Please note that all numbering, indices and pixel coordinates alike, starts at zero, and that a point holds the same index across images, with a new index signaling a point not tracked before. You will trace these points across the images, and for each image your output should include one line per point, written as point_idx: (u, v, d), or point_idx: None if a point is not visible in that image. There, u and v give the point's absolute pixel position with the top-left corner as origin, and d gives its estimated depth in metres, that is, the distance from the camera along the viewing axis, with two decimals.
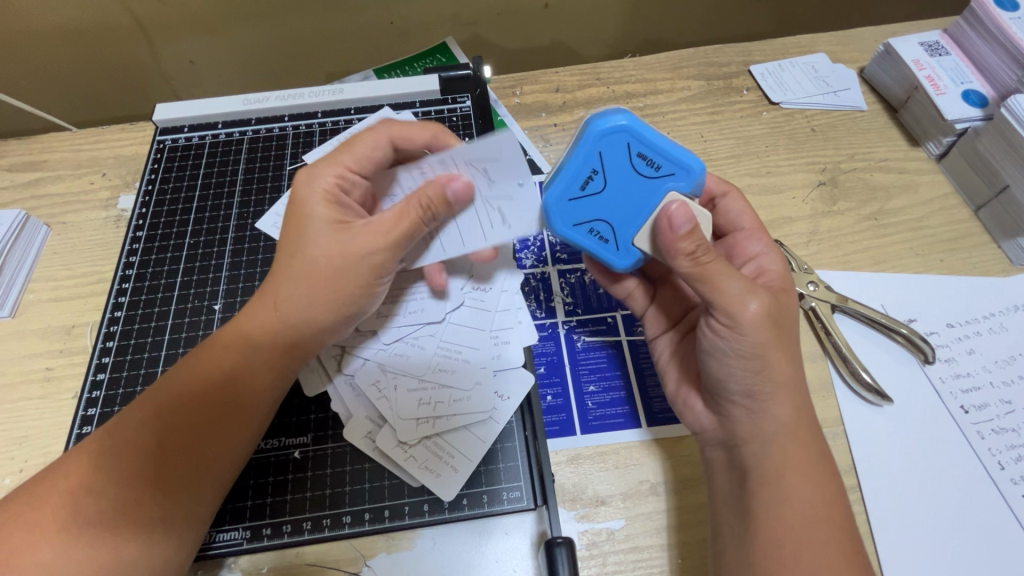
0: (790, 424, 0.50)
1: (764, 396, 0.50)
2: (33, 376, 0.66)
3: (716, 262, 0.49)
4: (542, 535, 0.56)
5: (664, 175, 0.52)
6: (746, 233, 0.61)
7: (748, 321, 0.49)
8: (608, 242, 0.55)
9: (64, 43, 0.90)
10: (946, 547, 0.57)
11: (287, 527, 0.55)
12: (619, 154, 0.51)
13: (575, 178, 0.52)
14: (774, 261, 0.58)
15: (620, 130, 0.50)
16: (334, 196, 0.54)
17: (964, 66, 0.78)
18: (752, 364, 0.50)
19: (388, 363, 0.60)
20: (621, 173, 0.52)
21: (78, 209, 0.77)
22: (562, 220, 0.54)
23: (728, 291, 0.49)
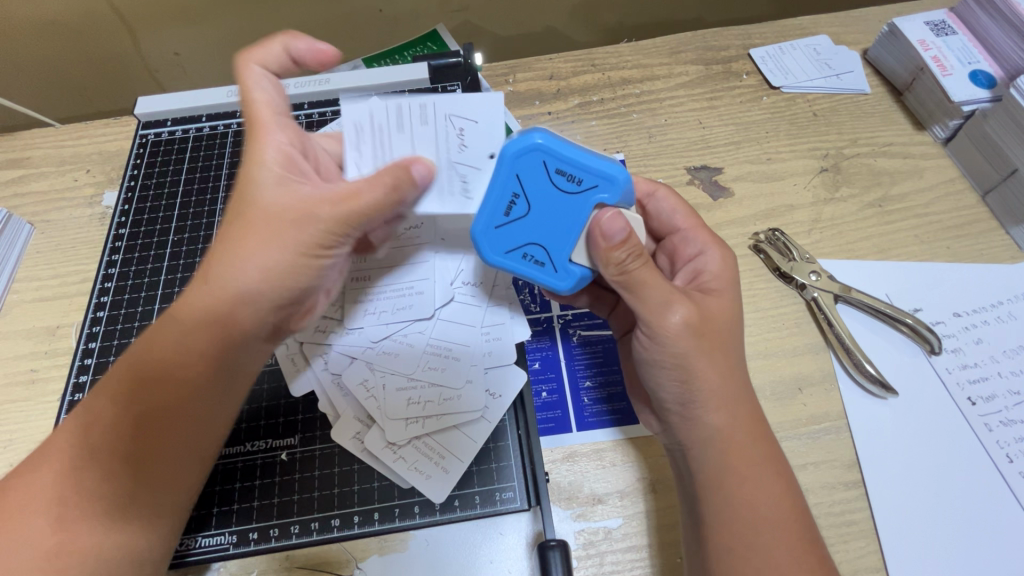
0: (725, 433, 0.48)
1: (695, 405, 0.49)
2: (17, 378, 0.65)
3: (647, 275, 0.47)
4: (538, 536, 0.54)
5: (589, 187, 0.49)
6: (682, 233, 0.57)
7: (666, 331, 0.48)
8: (544, 264, 0.51)
9: (46, 38, 0.88)
10: (952, 543, 0.56)
11: (274, 531, 0.54)
12: (537, 173, 0.49)
13: (497, 206, 0.50)
14: (713, 260, 0.54)
15: (530, 149, 0.48)
16: (283, 159, 0.51)
17: (972, 45, 0.75)
18: (677, 373, 0.49)
19: (376, 362, 0.58)
20: (541, 191, 0.49)
21: (62, 207, 0.76)
22: (493, 248, 0.52)
23: (649, 299, 0.48)
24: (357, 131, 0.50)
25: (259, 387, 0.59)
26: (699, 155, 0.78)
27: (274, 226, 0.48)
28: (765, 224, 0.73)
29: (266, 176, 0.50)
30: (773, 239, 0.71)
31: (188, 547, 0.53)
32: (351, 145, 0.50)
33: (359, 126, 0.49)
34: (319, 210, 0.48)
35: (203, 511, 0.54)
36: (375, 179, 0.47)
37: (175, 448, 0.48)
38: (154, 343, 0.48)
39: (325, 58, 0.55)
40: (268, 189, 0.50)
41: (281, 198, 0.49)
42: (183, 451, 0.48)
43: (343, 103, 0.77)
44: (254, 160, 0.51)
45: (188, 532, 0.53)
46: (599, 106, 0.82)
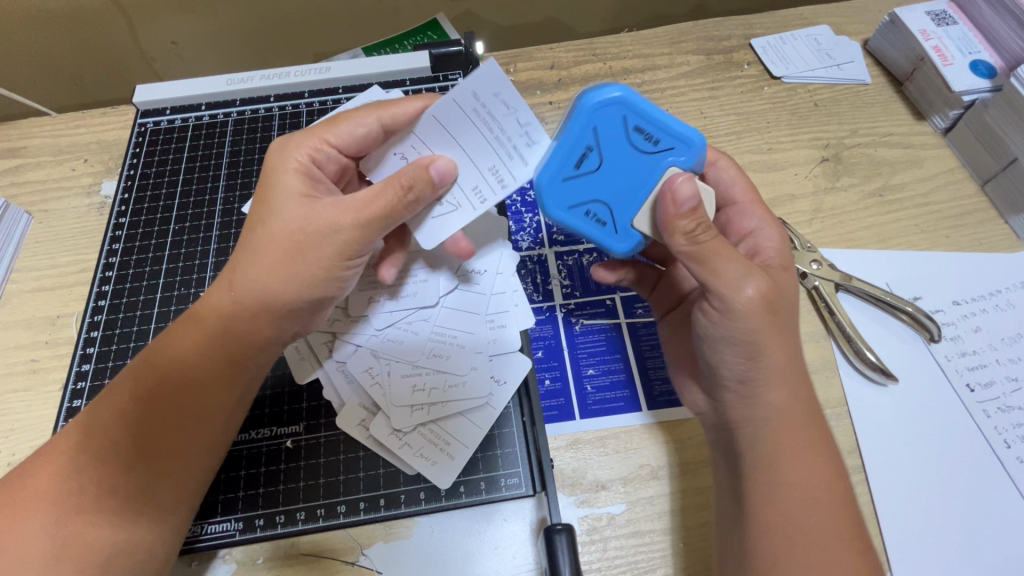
0: (786, 412, 0.48)
1: (756, 382, 0.48)
2: (17, 368, 0.65)
3: (720, 247, 0.47)
4: (542, 521, 0.55)
5: (665, 149, 0.49)
6: (739, 206, 0.57)
7: (740, 307, 0.47)
8: (605, 224, 0.52)
9: (41, 28, 0.87)
10: (952, 528, 0.56)
11: (280, 518, 0.54)
12: (616, 128, 0.48)
13: (567, 155, 0.49)
14: (769, 236, 0.54)
15: (614, 102, 0.47)
16: (307, 171, 0.53)
17: (972, 35, 0.75)
18: (744, 350, 0.48)
19: (381, 349, 0.58)
20: (618, 149, 0.49)
21: (60, 196, 0.75)
22: (556, 200, 0.51)
23: (726, 273, 0.47)
24: (477, 104, 0.47)
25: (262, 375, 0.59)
26: None
27: (295, 240, 0.50)
28: None
29: (286, 189, 0.51)
30: None
31: (193, 535, 0.53)
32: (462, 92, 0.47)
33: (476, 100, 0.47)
34: (340, 220, 0.49)
35: (207, 499, 0.54)
36: (392, 180, 0.49)
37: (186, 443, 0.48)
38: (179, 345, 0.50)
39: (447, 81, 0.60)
40: (288, 195, 0.51)
41: (294, 202, 0.51)
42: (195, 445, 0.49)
43: (343, 92, 0.76)
44: (279, 169, 0.53)
45: None
46: None
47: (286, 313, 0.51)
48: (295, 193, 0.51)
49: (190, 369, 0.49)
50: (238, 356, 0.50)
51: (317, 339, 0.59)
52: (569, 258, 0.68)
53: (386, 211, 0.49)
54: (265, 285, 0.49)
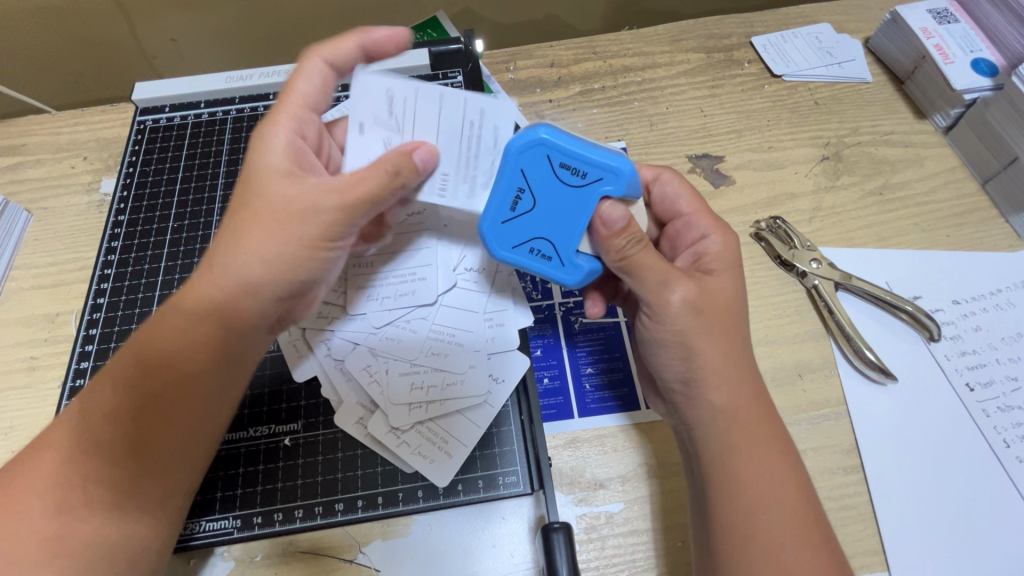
0: (729, 412, 0.48)
1: (699, 384, 0.49)
2: (17, 366, 0.65)
3: (649, 258, 0.48)
4: (540, 520, 0.55)
5: (594, 180, 0.48)
6: (686, 218, 0.56)
7: (670, 311, 0.48)
8: (552, 258, 0.51)
9: (41, 26, 0.87)
10: (951, 527, 0.56)
11: (278, 516, 0.54)
12: (542, 168, 0.48)
13: (503, 199, 0.49)
14: (716, 244, 0.53)
15: (534, 143, 0.48)
16: (295, 152, 0.51)
17: (974, 33, 0.75)
18: (679, 353, 0.49)
19: (379, 347, 0.58)
20: (546, 185, 0.49)
21: (59, 194, 0.75)
22: (500, 242, 0.51)
23: (649, 281, 0.48)
24: (474, 120, 0.50)
25: (261, 372, 0.59)
26: (701, 143, 0.78)
27: (279, 219, 0.48)
28: (766, 212, 0.73)
29: (276, 169, 0.50)
30: (775, 227, 0.71)
31: (192, 532, 0.53)
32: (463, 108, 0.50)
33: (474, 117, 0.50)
34: (324, 200, 0.47)
35: (206, 496, 0.54)
36: (376, 164, 0.47)
37: (170, 433, 0.47)
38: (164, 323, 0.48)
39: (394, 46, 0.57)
40: (273, 173, 0.49)
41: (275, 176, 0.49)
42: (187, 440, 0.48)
43: (343, 90, 0.76)
44: (267, 145, 0.51)
45: None
46: (600, 93, 0.82)
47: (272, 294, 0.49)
48: (284, 174, 0.49)
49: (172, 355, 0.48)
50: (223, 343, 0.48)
51: (315, 337, 0.59)
52: None
53: (373, 194, 0.47)
54: (247, 268, 0.47)
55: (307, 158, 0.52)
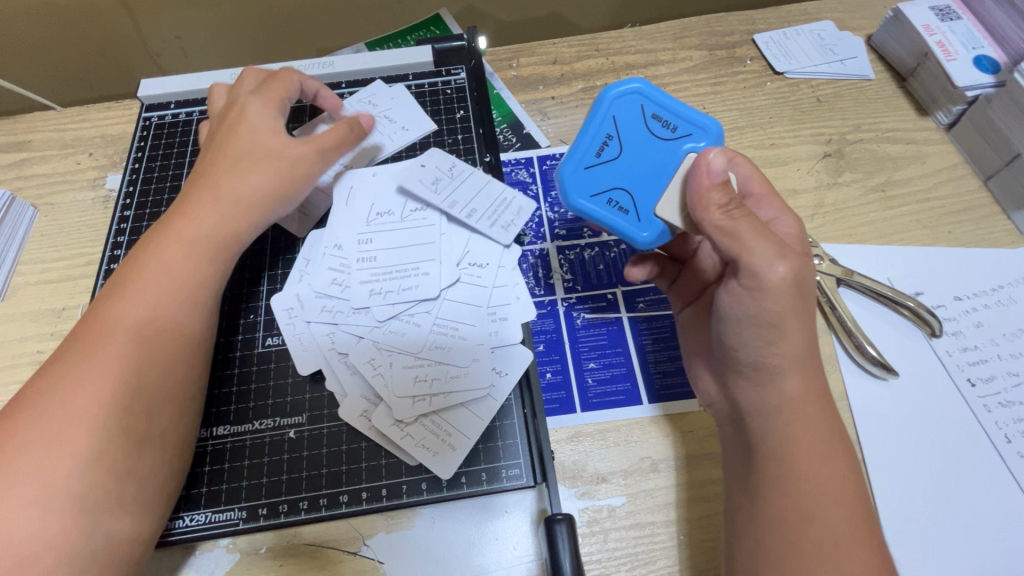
0: (799, 401, 0.48)
1: (770, 367, 0.49)
2: (24, 359, 0.65)
3: (754, 227, 0.47)
4: (542, 513, 0.55)
5: (682, 134, 0.53)
6: (755, 199, 0.55)
7: (774, 287, 0.46)
8: (628, 212, 0.53)
9: (47, 23, 0.87)
10: (953, 521, 0.57)
11: (283, 508, 0.54)
12: (633, 118, 0.54)
13: (589, 147, 0.54)
14: (790, 224, 0.54)
15: (632, 93, 0.54)
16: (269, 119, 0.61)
17: (976, 30, 0.75)
18: (766, 333, 0.48)
19: (383, 341, 0.59)
20: (639, 135, 0.54)
21: (65, 190, 0.76)
22: (580, 190, 0.54)
23: (757, 251, 0.46)
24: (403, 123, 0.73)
25: (266, 366, 0.60)
26: None
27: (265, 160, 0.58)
28: None
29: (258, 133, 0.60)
30: None
31: (197, 523, 0.54)
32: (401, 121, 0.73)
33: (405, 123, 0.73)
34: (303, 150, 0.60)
35: (211, 488, 0.55)
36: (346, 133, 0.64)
37: (170, 343, 0.50)
38: (144, 264, 0.52)
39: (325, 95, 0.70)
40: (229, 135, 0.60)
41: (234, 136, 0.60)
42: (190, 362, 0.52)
43: (347, 86, 0.76)
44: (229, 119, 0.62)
45: (177, 512, 0.54)
46: (602, 90, 0.82)
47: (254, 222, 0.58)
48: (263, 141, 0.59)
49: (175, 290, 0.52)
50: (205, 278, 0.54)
51: (321, 332, 0.59)
52: (572, 252, 0.68)
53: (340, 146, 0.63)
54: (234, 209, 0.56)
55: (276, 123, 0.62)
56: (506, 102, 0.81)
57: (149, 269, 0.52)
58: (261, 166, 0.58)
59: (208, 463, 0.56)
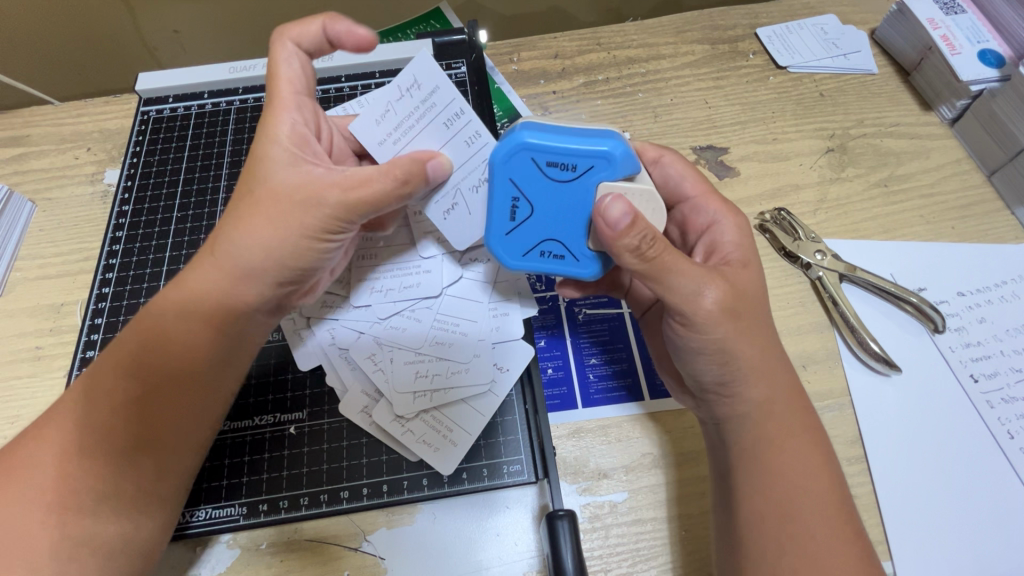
0: (765, 406, 0.48)
1: (734, 383, 0.48)
2: (22, 355, 0.65)
3: (667, 254, 0.45)
4: (544, 508, 0.55)
5: (584, 170, 0.47)
6: (693, 201, 0.57)
7: (704, 317, 0.47)
8: (564, 257, 0.51)
9: (44, 15, 0.87)
10: (956, 518, 0.56)
11: (283, 503, 0.54)
12: (529, 173, 0.47)
13: (502, 212, 0.49)
14: (726, 228, 0.53)
15: (517, 150, 0.46)
16: (299, 137, 0.51)
17: (980, 24, 0.74)
18: (717, 358, 0.48)
19: (384, 337, 0.58)
20: (540, 188, 0.48)
21: (63, 184, 0.75)
22: (509, 252, 0.51)
23: (681, 288, 0.46)
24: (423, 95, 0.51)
25: (266, 361, 0.59)
26: (705, 134, 0.78)
27: (273, 211, 0.48)
28: (771, 204, 0.73)
29: (280, 156, 0.50)
30: (779, 218, 0.70)
31: (199, 519, 0.54)
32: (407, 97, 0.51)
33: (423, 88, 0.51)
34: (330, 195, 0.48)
35: (212, 484, 0.55)
36: (387, 168, 0.48)
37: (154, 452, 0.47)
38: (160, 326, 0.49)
39: (363, 44, 0.53)
40: (317, 173, 0.49)
41: (329, 176, 0.49)
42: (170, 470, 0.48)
43: (347, 80, 0.76)
44: (267, 135, 0.51)
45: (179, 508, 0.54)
46: (604, 85, 0.81)
47: (273, 281, 0.49)
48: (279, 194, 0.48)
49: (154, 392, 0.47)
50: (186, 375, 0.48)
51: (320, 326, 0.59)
52: None
53: (379, 194, 0.48)
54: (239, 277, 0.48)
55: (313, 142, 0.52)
56: (507, 96, 0.80)
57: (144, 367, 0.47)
58: (263, 224, 0.48)
59: (209, 459, 0.56)
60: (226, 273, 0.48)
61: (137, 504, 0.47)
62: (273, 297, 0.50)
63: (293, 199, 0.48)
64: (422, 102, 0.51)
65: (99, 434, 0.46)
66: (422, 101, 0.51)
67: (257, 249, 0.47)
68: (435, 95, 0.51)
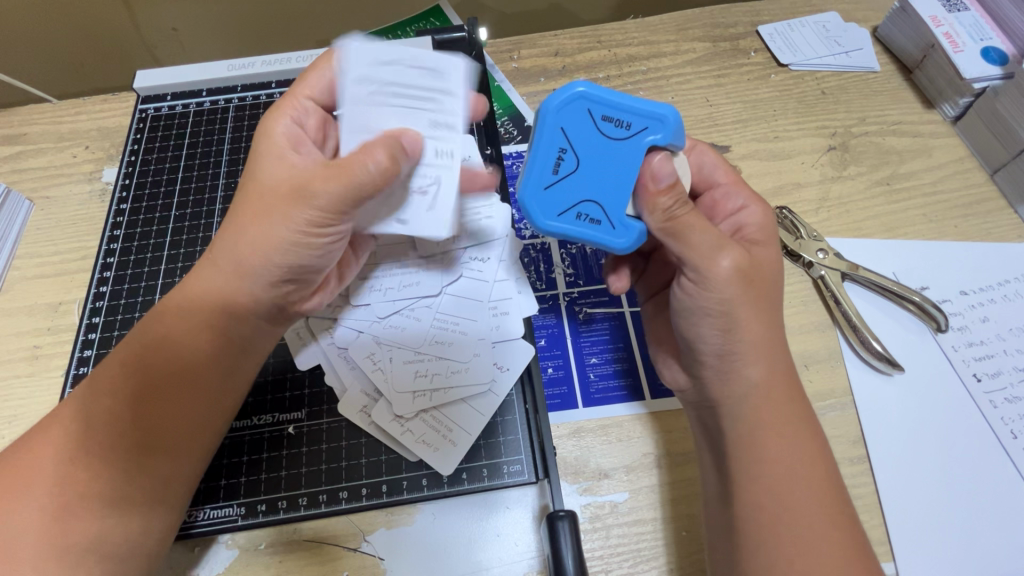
0: (764, 386, 0.48)
1: (733, 355, 0.48)
2: (20, 354, 0.65)
3: (697, 219, 0.46)
4: (544, 508, 0.55)
5: (638, 131, 0.46)
6: (725, 188, 0.55)
7: (718, 277, 0.47)
8: (599, 223, 0.48)
9: (42, 12, 0.87)
10: (958, 519, 0.56)
11: (282, 504, 0.54)
12: (582, 124, 0.47)
13: (545, 163, 0.47)
14: (756, 214, 0.53)
15: (575, 98, 0.46)
16: (289, 132, 0.52)
17: (983, 21, 0.74)
18: (721, 323, 0.48)
19: (383, 335, 0.58)
20: (589, 141, 0.47)
21: (61, 183, 0.75)
22: (545, 211, 0.48)
23: (701, 245, 0.46)
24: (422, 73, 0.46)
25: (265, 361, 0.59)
26: (706, 133, 0.77)
27: (267, 201, 0.49)
28: (772, 202, 0.73)
29: (274, 150, 0.51)
30: (781, 217, 0.70)
31: (199, 519, 0.53)
32: (406, 71, 0.46)
33: (432, 70, 0.46)
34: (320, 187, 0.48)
35: (210, 484, 0.54)
36: (365, 145, 0.45)
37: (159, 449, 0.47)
38: (159, 327, 0.49)
39: None
40: (302, 166, 0.49)
41: (315, 168, 0.49)
42: (172, 468, 0.48)
43: None
44: (267, 132, 0.52)
45: None
46: (605, 83, 0.81)
47: (269, 280, 0.50)
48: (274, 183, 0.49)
49: (162, 387, 0.48)
50: (190, 373, 0.49)
51: (320, 327, 0.59)
52: (573, 246, 0.67)
53: (353, 172, 0.45)
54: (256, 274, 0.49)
55: (300, 134, 0.52)
56: (507, 94, 0.80)
57: (150, 365, 0.48)
58: (257, 218, 0.48)
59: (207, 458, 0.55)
60: (229, 276, 0.49)
61: (135, 505, 0.46)
62: (268, 297, 0.51)
63: (284, 188, 0.49)
64: (429, 85, 0.47)
65: (99, 435, 0.46)
66: (412, 82, 0.46)
67: (253, 246, 0.48)
68: (424, 79, 0.46)
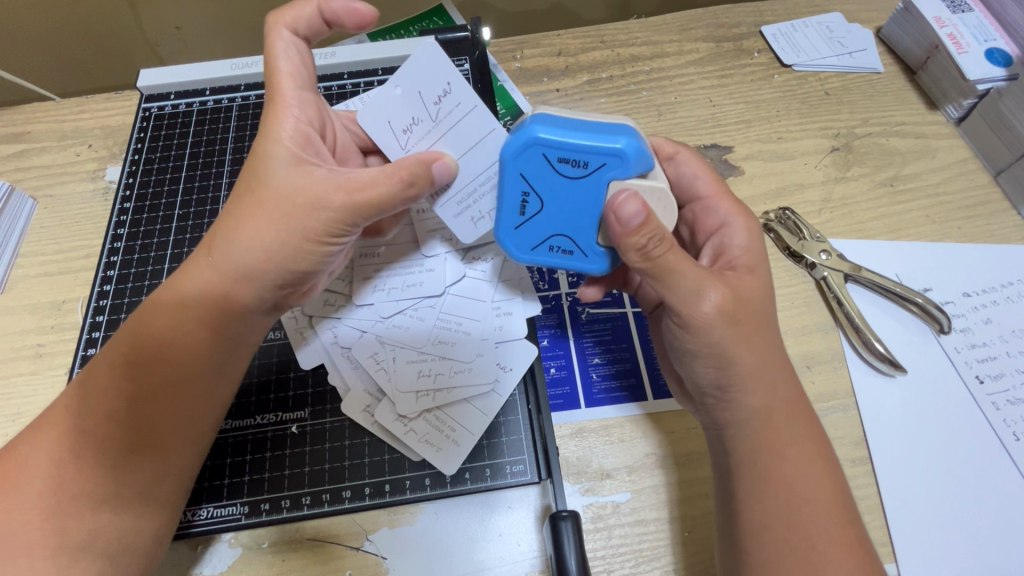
0: (763, 409, 0.48)
1: (731, 387, 0.48)
2: (24, 351, 0.65)
3: (675, 259, 0.46)
4: (546, 508, 0.55)
5: (596, 168, 0.46)
6: (704, 202, 0.56)
7: (703, 322, 0.47)
8: (572, 252, 0.51)
9: (45, 10, 0.87)
10: (959, 520, 0.56)
11: (285, 502, 0.54)
12: (541, 168, 0.47)
13: (511, 207, 0.49)
14: (738, 231, 0.53)
15: (529, 143, 0.46)
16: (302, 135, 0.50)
17: (988, 22, 0.74)
18: (712, 360, 0.48)
19: (387, 335, 0.58)
20: (551, 183, 0.47)
21: (65, 181, 0.75)
22: (519, 247, 0.51)
23: (681, 287, 0.47)
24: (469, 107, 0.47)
25: (268, 360, 0.59)
26: (709, 133, 0.77)
27: (280, 206, 0.48)
28: (776, 204, 0.73)
29: (281, 154, 0.49)
30: (783, 218, 0.70)
31: (202, 518, 0.53)
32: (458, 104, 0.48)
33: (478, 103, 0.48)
34: (331, 196, 0.47)
35: (213, 483, 0.55)
36: (393, 170, 0.47)
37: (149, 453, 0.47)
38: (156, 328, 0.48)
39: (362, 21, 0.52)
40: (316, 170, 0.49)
41: (330, 177, 0.48)
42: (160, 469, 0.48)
43: (349, 77, 0.76)
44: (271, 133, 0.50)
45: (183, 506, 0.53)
46: (608, 83, 0.81)
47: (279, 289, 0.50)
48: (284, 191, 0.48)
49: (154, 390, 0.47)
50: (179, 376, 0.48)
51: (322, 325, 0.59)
52: None
53: (384, 196, 0.48)
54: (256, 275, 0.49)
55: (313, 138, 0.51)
56: (509, 93, 0.79)
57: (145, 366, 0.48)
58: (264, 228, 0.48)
59: (210, 458, 0.55)
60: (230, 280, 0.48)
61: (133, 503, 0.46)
62: (271, 298, 0.51)
63: (294, 201, 0.48)
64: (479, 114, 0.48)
65: (89, 435, 0.46)
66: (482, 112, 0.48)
67: (263, 254, 0.48)
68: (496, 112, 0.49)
